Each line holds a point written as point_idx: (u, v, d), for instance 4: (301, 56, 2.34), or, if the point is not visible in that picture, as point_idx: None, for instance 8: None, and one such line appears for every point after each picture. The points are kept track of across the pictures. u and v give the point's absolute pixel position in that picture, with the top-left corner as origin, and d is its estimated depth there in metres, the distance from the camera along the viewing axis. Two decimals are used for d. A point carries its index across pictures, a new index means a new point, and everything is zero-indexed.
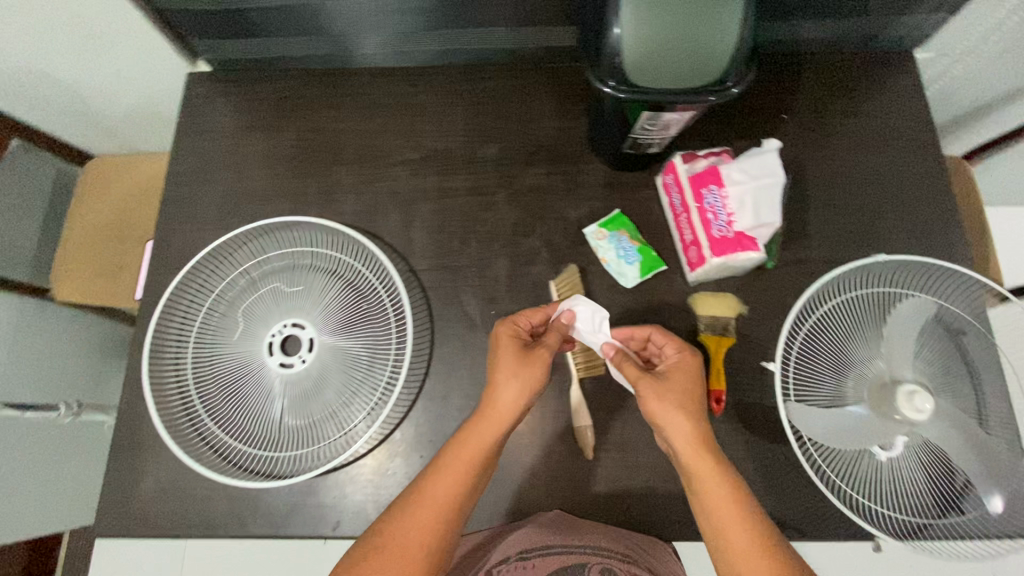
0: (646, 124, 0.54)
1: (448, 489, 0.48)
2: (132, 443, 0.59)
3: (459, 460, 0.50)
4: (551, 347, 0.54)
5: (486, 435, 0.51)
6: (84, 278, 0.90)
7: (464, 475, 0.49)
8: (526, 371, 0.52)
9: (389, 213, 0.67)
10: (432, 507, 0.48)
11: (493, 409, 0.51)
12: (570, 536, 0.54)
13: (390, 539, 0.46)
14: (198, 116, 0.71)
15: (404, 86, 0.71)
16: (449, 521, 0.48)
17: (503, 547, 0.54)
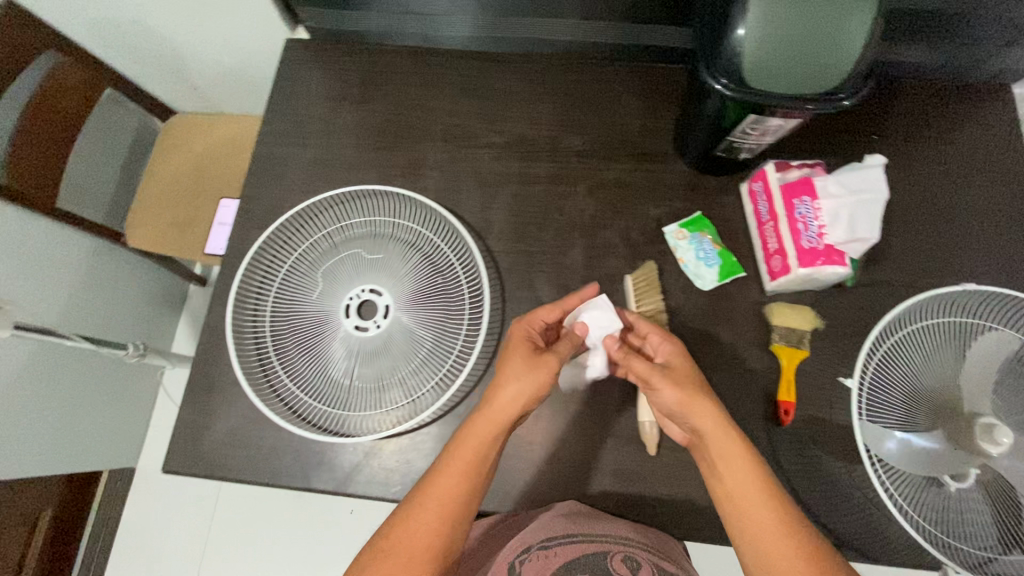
0: (748, 127, 0.54)
1: (452, 486, 0.49)
2: (207, 387, 0.61)
3: (461, 458, 0.50)
4: (559, 354, 0.53)
5: (485, 435, 0.51)
6: (158, 228, 0.93)
7: (467, 472, 0.50)
8: (530, 375, 0.52)
9: (470, 192, 0.67)
10: (439, 506, 0.48)
11: (492, 413, 0.51)
12: (590, 524, 0.53)
13: (398, 541, 0.47)
14: (292, 79, 0.73)
15: (494, 67, 0.71)
16: (456, 517, 0.48)
17: (521, 539, 0.53)
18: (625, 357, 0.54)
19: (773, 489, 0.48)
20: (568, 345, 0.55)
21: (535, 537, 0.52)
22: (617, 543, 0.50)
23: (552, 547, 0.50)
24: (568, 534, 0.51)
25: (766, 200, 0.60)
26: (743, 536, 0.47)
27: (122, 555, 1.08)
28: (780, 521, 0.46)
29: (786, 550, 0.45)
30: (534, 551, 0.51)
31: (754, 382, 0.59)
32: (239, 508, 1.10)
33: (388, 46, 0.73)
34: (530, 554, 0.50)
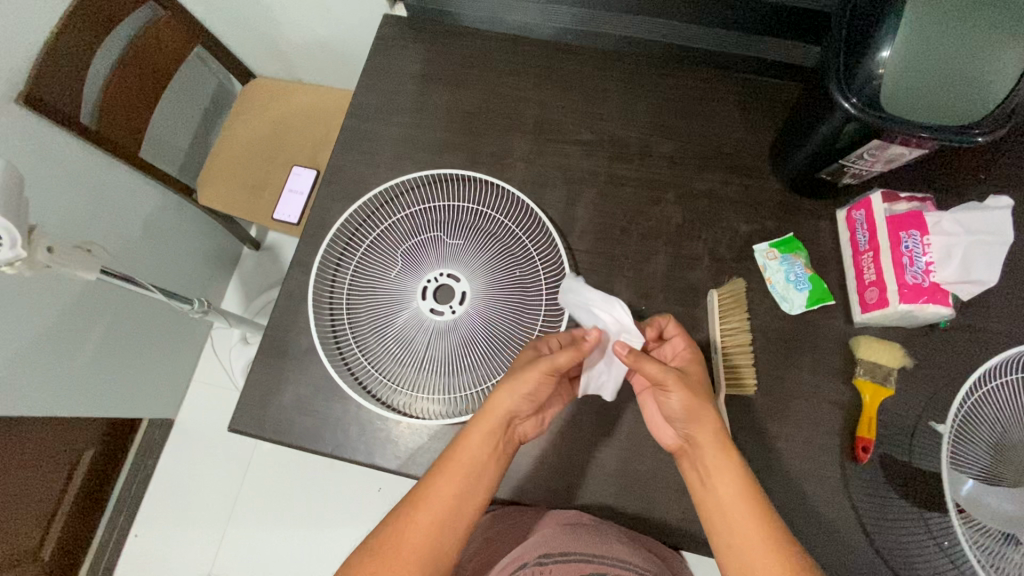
0: (865, 153, 0.53)
1: (445, 490, 0.49)
2: (279, 353, 0.61)
3: (455, 461, 0.50)
4: (554, 363, 0.50)
5: (478, 439, 0.50)
6: (229, 188, 0.95)
7: (461, 476, 0.50)
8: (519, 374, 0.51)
9: (556, 187, 0.66)
10: (431, 510, 0.48)
11: (486, 418, 0.51)
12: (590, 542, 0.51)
13: (388, 542, 0.47)
14: (387, 54, 0.73)
15: (591, 64, 0.70)
16: (449, 521, 0.48)
17: (521, 550, 0.52)
18: (637, 362, 0.50)
19: (758, 495, 0.47)
20: (569, 355, 0.51)
21: (533, 551, 0.51)
22: (615, 566, 0.49)
23: (547, 564, 0.49)
24: (565, 552, 0.50)
25: (866, 230, 0.58)
26: (727, 544, 0.47)
27: (155, 502, 1.10)
28: (763, 533, 0.46)
29: (769, 560, 0.45)
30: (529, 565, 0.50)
31: (833, 414, 0.57)
32: (271, 471, 1.12)
33: (486, 30, 0.73)
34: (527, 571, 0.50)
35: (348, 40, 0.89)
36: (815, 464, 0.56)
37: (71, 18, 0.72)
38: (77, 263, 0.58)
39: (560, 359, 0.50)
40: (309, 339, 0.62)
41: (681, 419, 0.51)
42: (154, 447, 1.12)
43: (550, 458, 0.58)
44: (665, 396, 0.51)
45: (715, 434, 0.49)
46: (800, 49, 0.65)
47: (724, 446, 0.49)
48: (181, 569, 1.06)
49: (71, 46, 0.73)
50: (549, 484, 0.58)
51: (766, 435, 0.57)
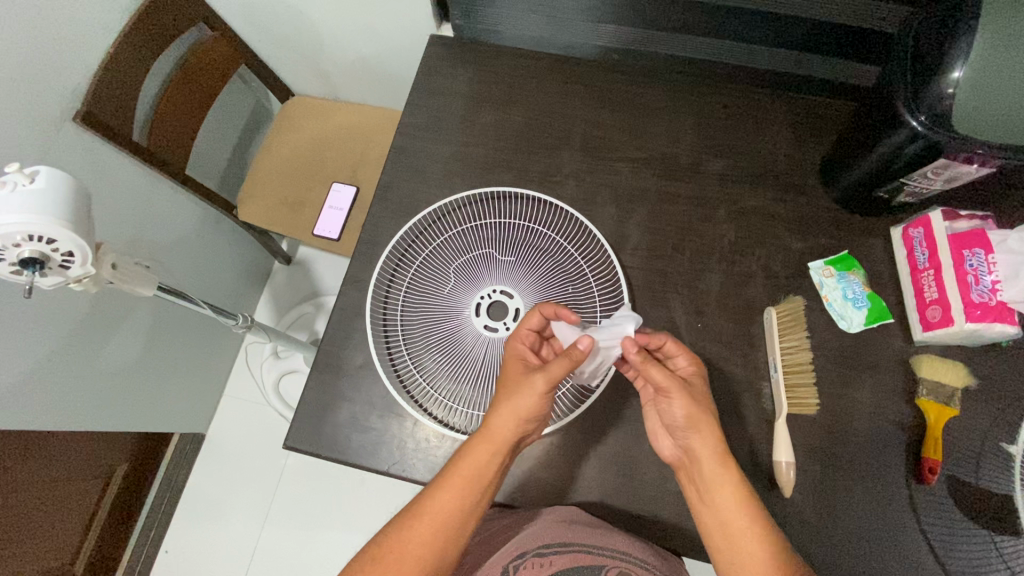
0: (929, 173, 0.53)
1: (447, 503, 0.46)
2: (335, 370, 0.61)
3: (455, 474, 0.47)
4: (549, 375, 0.48)
5: (482, 453, 0.48)
6: (270, 204, 0.96)
7: (461, 489, 0.47)
8: (522, 391, 0.48)
9: (607, 204, 0.66)
10: (431, 523, 0.46)
11: (489, 430, 0.48)
12: (594, 533, 0.49)
13: (387, 553, 0.45)
14: (435, 72, 0.73)
15: (638, 81, 0.71)
16: (452, 531, 0.46)
17: (516, 540, 0.50)
18: (646, 365, 0.48)
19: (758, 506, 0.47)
20: (563, 365, 0.48)
21: (532, 542, 0.49)
22: (615, 556, 0.48)
23: (548, 555, 0.48)
24: (567, 542, 0.48)
25: (925, 248, 0.58)
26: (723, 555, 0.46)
27: (185, 517, 1.10)
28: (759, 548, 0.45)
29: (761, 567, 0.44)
30: (528, 557, 0.48)
31: (895, 433, 0.56)
32: (302, 486, 1.11)
33: (533, 50, 0.74)
34: (526, 560, 0.48)
35: (389, 58, 0.90)
36: (881, 484, 0.55)
37: (127, 37, 0.74)
38: (138, 279, 0.58)
39: (555, 370, 0.48)
40: (363, 355, 0.62)
41: (681, 431, 0.49)
42: (185, 461, 1.12)
43: (610, 478, 0.57)
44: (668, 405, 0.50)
45: (714, 451, 0.47)
46: (853, 69, 0.65)
47: (723, 464, 0.47)
48: None
49: (125, 64, 0.75)
50: (607, 504, 0.56)
51: (828, 453, 0.56)
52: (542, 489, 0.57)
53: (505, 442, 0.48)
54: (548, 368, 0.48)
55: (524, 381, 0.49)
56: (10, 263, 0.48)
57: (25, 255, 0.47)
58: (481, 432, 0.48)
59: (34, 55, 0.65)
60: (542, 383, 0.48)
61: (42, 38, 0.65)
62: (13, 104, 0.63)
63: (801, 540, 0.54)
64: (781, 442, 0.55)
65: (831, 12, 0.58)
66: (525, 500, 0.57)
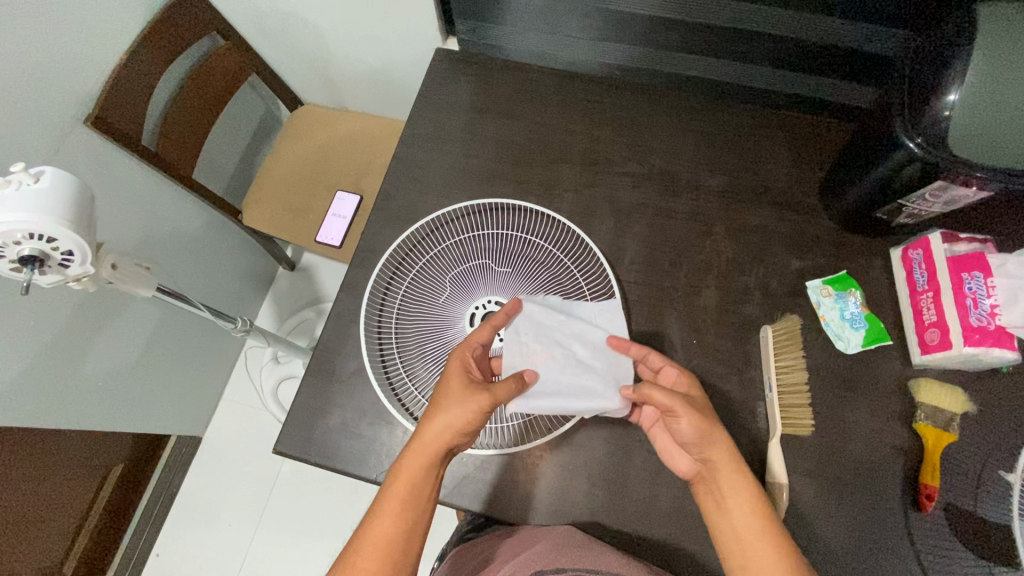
0: (929, 196, 0.52)
1: (387, 528, 0.45)
2: (327, 377, 0.61)
3: (394, 497, 0.46)
4: (495, 394, 0.48)
5: (421, 473, 0.47)
6: (275, 210, 0.97)
7: (402, 513, 0.45)
8: (459, 408, 0.48)
9: (606, 218, 0.66)
10: (373, 554, 0.44)
11: (425, 450, 0.47)
12: (584, 559, 0.47)
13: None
14: (439, 85, 0.74)
15: (639, 98, 0.71)
16: (396, 558, 0.44)
17: (513, 568, 0.49)
18: (645, 391, 0.50)
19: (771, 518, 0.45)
20: (510, 385, 0.50)
21: (525, 569, 0.47)
22: None
23: None
24: (558, 568, 0.46)
25: (924, 270, 0.57)
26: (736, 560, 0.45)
27: (178, 521, 1.09)
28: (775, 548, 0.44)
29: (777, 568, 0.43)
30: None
31: (892, 458, 0.55)
32: (295, 493, 1.11)
33: (536, 66, 0.75)
34: None
35: (397, 70, 0.91)
36: (878, 509, 0.54)
37: (140, 44, 0.76)
38: (137, 281, 0.59)
39: (502, 390, 0.49)
40: (356, 362, 0.62)
41: (694, 445, 0.48)
42: (180, 465, 1.12)
43: (599, 494, 0.56)
44: (675, 423, 0.49)
45: (728, 456, 0.47)
46: (853, 91, 0.65)
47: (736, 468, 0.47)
48: None
49: (139, 70, 0.77)
50: (596, 521, 0.55)
51: (822, 477, 0.55)
52: (530, 503, 0.56)
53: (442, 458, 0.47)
54: (493, 387, 0.49)
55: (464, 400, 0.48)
56: (10, 261, 0.49)
57: (25, 252, 0.48)
58: (416, 450, 0.47)
59: (50, 60, 0.67)
60: (486, 401, 0.48)
61: (58, 41, 0.67)
62: (25, 104, 0.65)
63: None
64: (777, 463, 0.54)
65: (830, 34, 0.59)
66: (513, 514, 0.56)
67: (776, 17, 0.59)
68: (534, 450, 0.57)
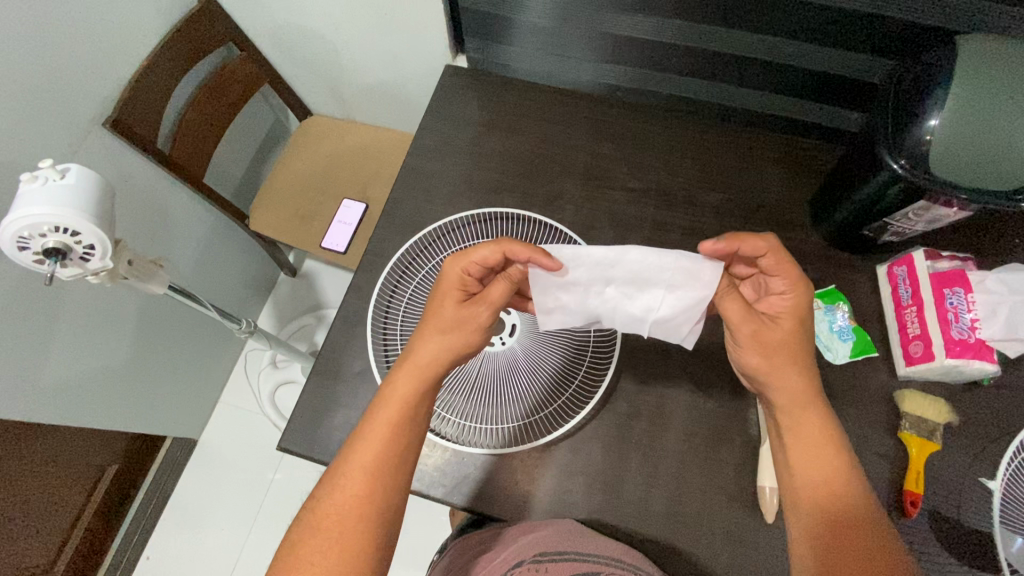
0: (912, 214, 0.55)
1: (375, 449, 0.46)
2: (333, 377, 0.63)
3: (385, 418, 0.47)
4: (490, 301, 0.49)
5: (409, 394, 0.48)
6: (282, 216, 0.99)
7: (393, 435, 0.46)
8: (450, 326, 0.49)
9: (606, 230, 0.69)
10: (365, 476, 0.45)
11: (411, 367, 0.48)
12: (582, 545, 0.49)
13: (325, 514, 0.44)
14: (447, 99, 0.77)
15: (639, 117, 0.74)
16: (387, 476, 0.45)
17: (514, 550, 0.50)
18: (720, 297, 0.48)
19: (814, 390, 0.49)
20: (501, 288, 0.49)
21: (528, 551, 0.49)
22: (608, 564, 0.47)
23: (543, 562, 0.47)
24: (562, 551, 0.48)
25: (909, 285, 0.60)
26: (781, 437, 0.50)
27: (170, 525, 1.09)
28: (825, 430, 0.48)
29: (816, 432, 0.48)
30: (526, 565, 0.47)
31: (878, 466, 0.57)
32: (289, 497, 1.11)
33: (541, 84, 0.78)
34: (524, 566, 0.47)
35: (405, 84, 0.95)
36: None
37: (161, 53, 0.78)
38: (150, 278, 0.61)
39: (498, 296, 0.49)
40: (362, 362, 0.63)
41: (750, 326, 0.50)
42: (174, 468, 1.12)
43: (596, 495, 0.57)
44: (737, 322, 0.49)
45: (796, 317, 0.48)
46: (842, 115, 0.68)
47: (802, 331, 0.49)
48: None
49: (160, 78, 0.80)
50: (592, 521, 0.57)
51: None
52: (529, 503, 0.57)
53: (429, 374, 0.49)
54: (487, 297, 0.49)
55: (463, 314, 0.49)
56: (33, 253, 0.50)
57: (49, 245, 0.49)
58: (400, 368, 0.49)
59: (75, 66, 0.70)
60: (482, 315, 0.49)
61: (84, 48, 0.70)
62: (50, 106, 0.67)
63: (784, 566, 0.54)
64: (767, 468, 0.56)
65: (818, 62, 0.62)
66: (512, 513, 0.57)
67: (766, 44, 0.63)
68: (534, 451, 0.59)
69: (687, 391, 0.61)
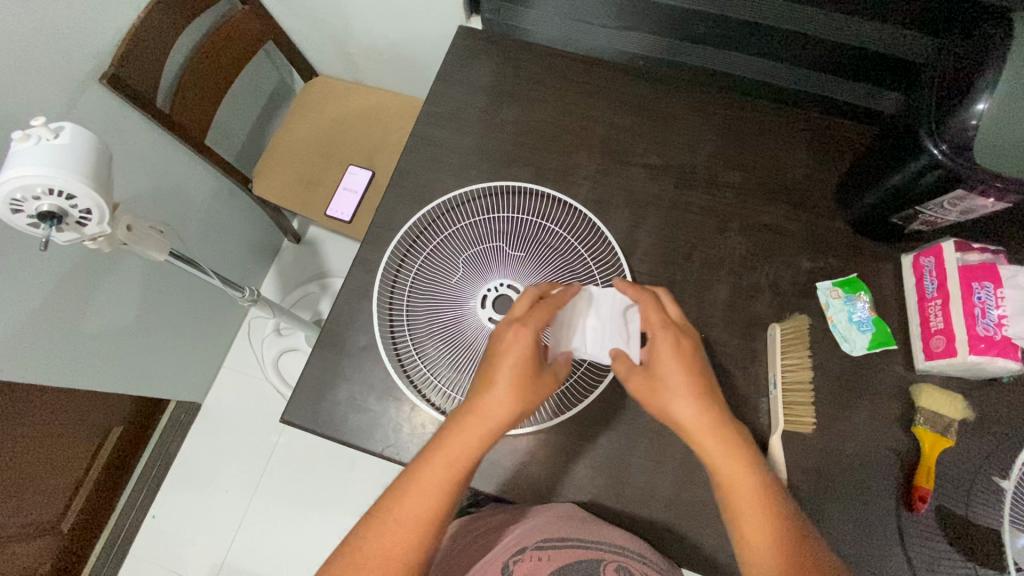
0: (947, 203, 0.52)
1: (430, 500, 0.43)
2: (337, 350, 0.62)
3: (443, 470, 0.44)
4: (557, 381, 0.49)
5: (472, 450, 0.45)
6: (286, 181, 0.97)
7: (450, 488, 0.44)
8: (525, 391, 0.46)
9: (621, 208, 0.66)
10: (412, 527, 0.43)
11: (479, 426, 0.45)
12: (586, 530, 0.49)
13: (369, 556, 0.42)
14: (459, 63, 0.73)
15: (660, 88, 0.70)
16: (437, 526, 0.44)
17: (516, 535, 0.51)
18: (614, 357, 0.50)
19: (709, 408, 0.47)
20: (566, 371, 0.50)
21: (529, 537, 0.49)
22: (612, 551, 0.47)
23: (546, 550, 0.48)
24: (563, 537, 0.48)
25: (935, 278, 0.58)
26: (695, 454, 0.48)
27: (175, 486, 1.11)
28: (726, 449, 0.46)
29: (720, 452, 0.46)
30: (528, 551, 0.49)
31: (889, 459, 0.57)
32: (293, 463, 1.12)
33: (558, 49, 0.74)
34: (524, 555, 0.49)
35: (416, 44, 0.90)
36: (873, 506, 0.55)
37: (160, 5, 0.74)
38: (150, 244, 0.59)
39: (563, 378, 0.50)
40: (366, 337, 0.62)
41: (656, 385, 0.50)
42: (178, 430, 1.13)
43: (602, 479, 0.57)
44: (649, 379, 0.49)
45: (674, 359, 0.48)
46: (876, 94, 0.65)
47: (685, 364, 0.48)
48: (195, 557, 1.06)
49: (159, 32, 0.76)
50: (596, 505, 0.56)
51: (821, 474, 0.56)
52: (533, 484, 0.57)
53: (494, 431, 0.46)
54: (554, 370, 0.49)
55: (539, 385, 0.47)
56: (28, 215, 0.48)
57: (44, 208, 0.47)
58: (467, 421, 0.45)
59: (71, 18, 0.66)
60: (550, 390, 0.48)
61: None
62: (41, 58, 0.64)
63: None
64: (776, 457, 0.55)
65: (861, 36, 0.59)
66: (516, 493, 0.57)
67: (804, 13, 0.59)
68: (540, 433, 0.58)
69: None
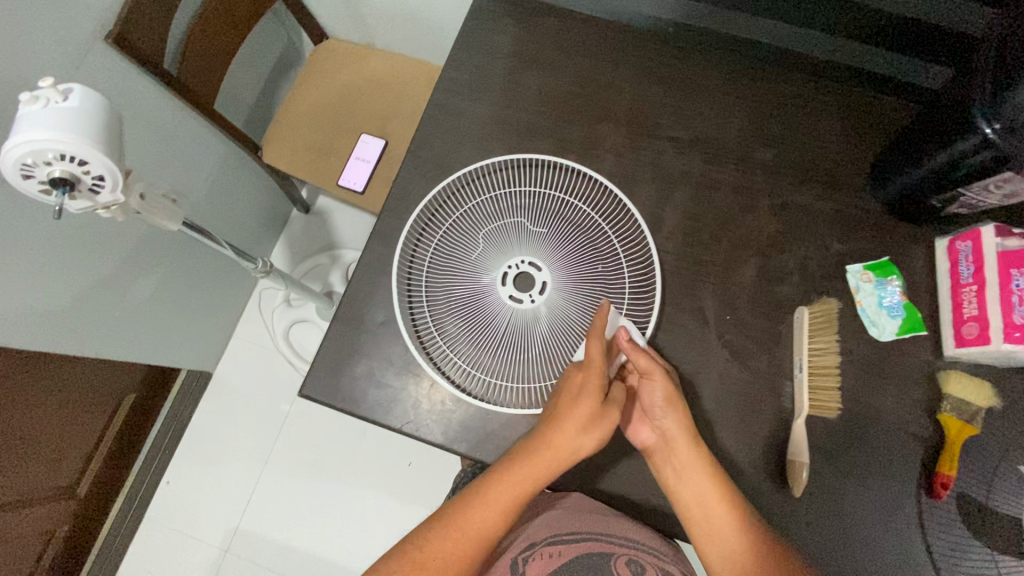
0: (992, 185, 0.50)
1: (490, 516, 0.49)
2: (356, 325, 0.61)
3: (508, 493, 0.50)
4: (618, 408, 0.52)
5: (537, 477, 0.50)
6: (296, 149, 0.94)
7: (510, 507, 0.50)
8: (591, 424, 0.50)
9: (648, 184, 0.64)
10: (472, 538, 0.49)
11: (550, 458, 0.50)
12: (597, 524, 0.55)
13: (429, 557, 0.48)
14: (479, 27, 0.70)
15: (690, 58, 0.67)
16: (491, 542, 0.50)
17: (531, 531, 0.57)
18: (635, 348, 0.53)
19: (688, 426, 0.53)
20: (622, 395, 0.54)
21: (542, 534, 0.56)
22: (621, 546, 0.53)
23: (557, 545, 0.55)
24: (575, 532, 0.55)
25: (972, 263, 0.56)
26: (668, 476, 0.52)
27: (188, 453, 1.12)
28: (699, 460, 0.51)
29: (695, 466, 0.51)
30: (541, 548, 0.56)
31: (912, 445, 0.56)
32: (304, 432, 1.13)
33: (582, 13, 0.70)
34: (537, 551, 0.55)
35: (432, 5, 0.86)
36: (894, 491, 0.55)
37: None
38: (163, 213, 0.57)
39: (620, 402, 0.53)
40: (385, 313, 0.61)
41: (658, 410, 0.53)
42: (190, 398, 1.14)
43: (623, 460, 0.56)
44: (650, 389, 0.53)
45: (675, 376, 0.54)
46: (919, 67, 0.62)
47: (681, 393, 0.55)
48: (210, 521, 1.08)
49: None
50: (617, 484, 0.56)
51: (843, 457, 0.56)
52: None
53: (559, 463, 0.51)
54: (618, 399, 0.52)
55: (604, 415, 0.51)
56: (39, 181, 0.47)
57: (56, 174, 0.45)
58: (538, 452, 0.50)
59: None
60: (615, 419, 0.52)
61: None
62: (44, 14, 0.61)
63: (806, 535, 0.54)
64: (798, 441, 0.55)
65: None
66: None
67: None
68: None
69: (722, 360, 0.59)
